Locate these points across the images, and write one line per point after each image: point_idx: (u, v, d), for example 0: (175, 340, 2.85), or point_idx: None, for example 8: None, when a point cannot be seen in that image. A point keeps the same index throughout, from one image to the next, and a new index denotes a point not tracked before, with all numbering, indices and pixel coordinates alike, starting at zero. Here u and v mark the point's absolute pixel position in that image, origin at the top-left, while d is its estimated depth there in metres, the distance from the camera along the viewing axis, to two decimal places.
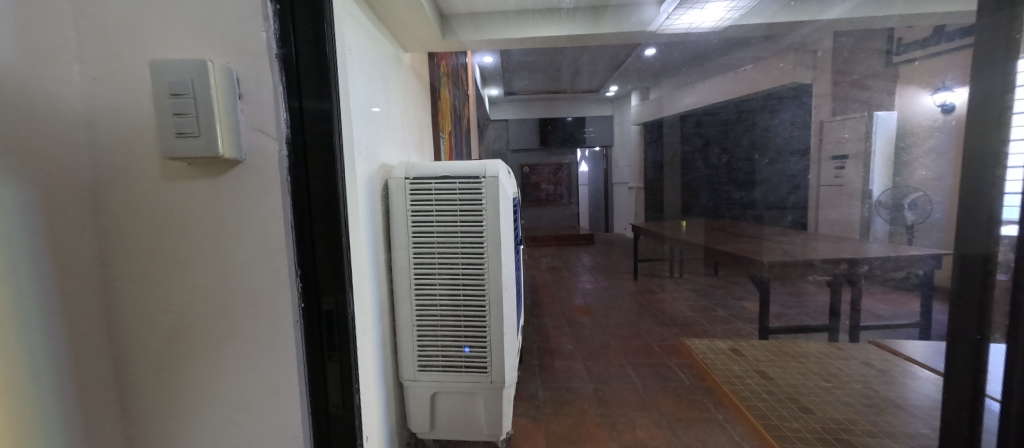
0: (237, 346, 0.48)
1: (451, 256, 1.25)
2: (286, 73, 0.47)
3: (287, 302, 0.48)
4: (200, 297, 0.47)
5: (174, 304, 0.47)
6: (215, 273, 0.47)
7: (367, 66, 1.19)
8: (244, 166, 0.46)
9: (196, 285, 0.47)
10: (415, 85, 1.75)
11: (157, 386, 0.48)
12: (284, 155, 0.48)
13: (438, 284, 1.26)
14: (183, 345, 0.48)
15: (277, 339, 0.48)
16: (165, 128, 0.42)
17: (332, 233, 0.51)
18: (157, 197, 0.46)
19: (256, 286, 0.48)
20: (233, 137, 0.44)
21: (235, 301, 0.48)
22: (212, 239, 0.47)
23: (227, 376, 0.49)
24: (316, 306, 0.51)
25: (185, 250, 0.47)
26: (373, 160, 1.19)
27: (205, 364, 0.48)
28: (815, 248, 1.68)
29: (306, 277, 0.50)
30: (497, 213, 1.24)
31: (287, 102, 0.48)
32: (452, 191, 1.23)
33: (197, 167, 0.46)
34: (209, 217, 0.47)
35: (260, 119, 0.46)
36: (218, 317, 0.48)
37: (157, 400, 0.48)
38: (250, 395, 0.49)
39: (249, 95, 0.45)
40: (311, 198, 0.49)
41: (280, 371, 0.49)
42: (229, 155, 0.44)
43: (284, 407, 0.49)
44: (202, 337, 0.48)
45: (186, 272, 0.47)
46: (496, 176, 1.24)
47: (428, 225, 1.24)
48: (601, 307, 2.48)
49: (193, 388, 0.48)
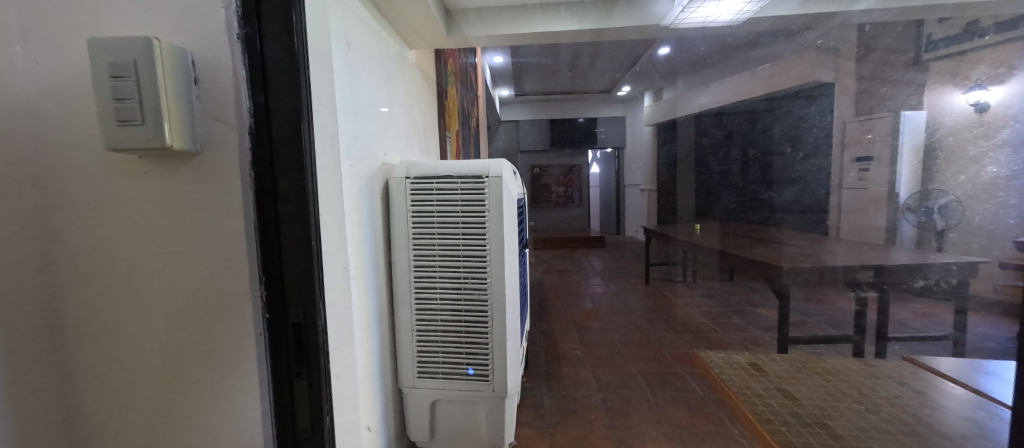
0: (197, 354, 0.43)
1: (452, 258, 1.19)
2: (252, 52, 0.42)
3: (252, 309, 0.44)
4: (161, 304, 0.43)
5: (135, 325, 0.42)
6: (180, 288, 0.43)
7: (367, 63, 1.14)
8: (205, 162, 0.41)
9: (159, 303, 0.43)
10: (420, 84, 1.71)
11: (113, 408, 0.43)
12: (246, 147, 0.42)
13: (438, 289, 1.21)
14: (145, 363, 0.43)
15: (241, 347, 0.44)
16: (105, 116, 0.37)
17: (303, 234, 0.45)
18: (108, 190, 0.41)
19: (217, 289, 0.43)
20: (184, 127, 0.39)
21: (195, 305, 0.43)
22: (176, 252, 0.42)
23: (185, 387, 0.44)
24: (282, 317, 0.45)
25: (145, 262, 0.42)
26: (373, 160, 1.14)
27: (162, 374, 0.43)
28: (840, 254, 1.57)
29: (272, 284, 0.45)
30: (500, 214, 1.18)
31: (251, 94, 0.42)
32: (454, 192, 1.18)
33: (149, 160, 0.41)
34: (164, 210, 0.42)
35: (219, 108, 0.41)
36: (176, 323, 0.43)
37: (115, 424, 0.43)
38: (210, 409, 0.44)
39: (208, 82, 0.41)
40: (277, 197, 0.44)
41: (244, 382, 0.44)
42: (180, 147, 0.39)
43: (248, 423, 0.45)
44: (163, 350, 0.43)
45: (145, 288, 0.42)
46: (500, 176, 1.18)
47: (430, 226, 1.19)
48: (611, 313, 2.39)
49: (156, 416, 0.44)
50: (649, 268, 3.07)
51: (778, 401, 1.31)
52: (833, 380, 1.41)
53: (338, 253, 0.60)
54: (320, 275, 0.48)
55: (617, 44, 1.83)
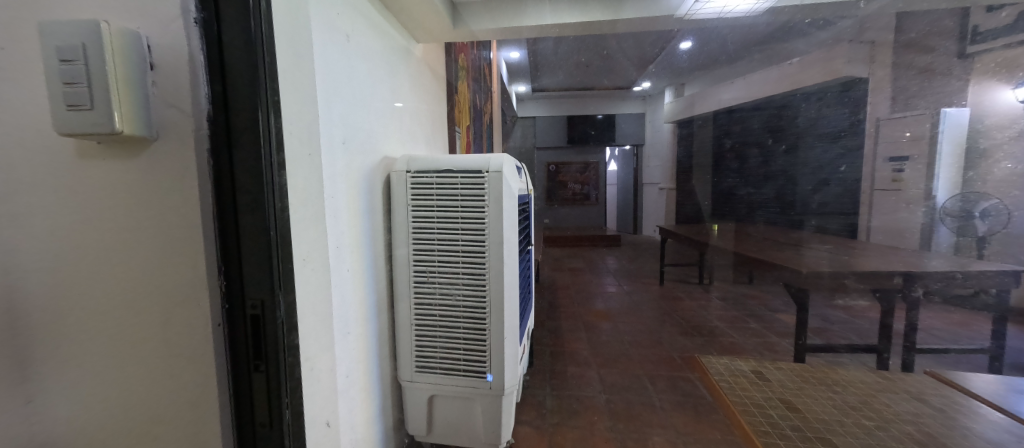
0: (154, 344, 0.44)
1: (452, 253, 1.18)
2: (210, 35, 0.41)
3: (210, 299, 0.44)
4: (117, 294, 0.43)
5: (102, 353, 0.44)
6: (145, 318, 0.44)
7: (369, 58, 1.14)
8: (165, 188, 0.42)
9: (125, 336, 0.44)
10: (428, 79, 1.70)
11: (69, 398, 0.44)
12: (203, 134, 0.42)
13: (436, 283, 1.20)
14: (102, 353, 0.44)
15: (198, 338, 0.44)
16: (55, 99, 0.38)
17: (264, 225, 0.44)
18: (66, 179, 0.42)
19: (174, 280, 0.43)
20: (137, 112, 0.39)
21: (151, 295, 0.43)
22: (141, 286, 0.43)
23: (145, 376, 0.44)
24: (241, 308, 0.44)
25: (109, 292, 0.43)
26: (373, 155, 1.14)
27: (120, 363, 0.44)
28: (863, 259, 1.48)
29: (232, 278, 0.44)
30: (500, 210, 1.16)
31: (209, 82, 0.42)
32: (454, 186, 1.17)
33: (106, 146, 0.41)
34: (121, 201, 0.42)
35: (175, 94, 0.41)
36: (133, 314, 0.43)
37: (71, 413, 0.44)
38: (170, 398, 0.45)
39: (164, 66, 0.41)
40: (235, 188, 0.43)
41: (201, 371, 0.45)
42: (130, 132, 0.39)
43: (206, 412, 0.45)
44: (120, 340, 0.44)
45: (100, 280, 0.43)
46: (500, 171, 1.16)
47: (428, 220, 1.19)
48: (622, 313, 2.34)
49: (114, 405, 0.44)
50: (665, 268, 2.99)
51: (780, 413, 1.23)
52: (842, 393, 1.33)
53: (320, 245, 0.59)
54: (285, 266, 0.46)
55: (632, 38, 1.77)
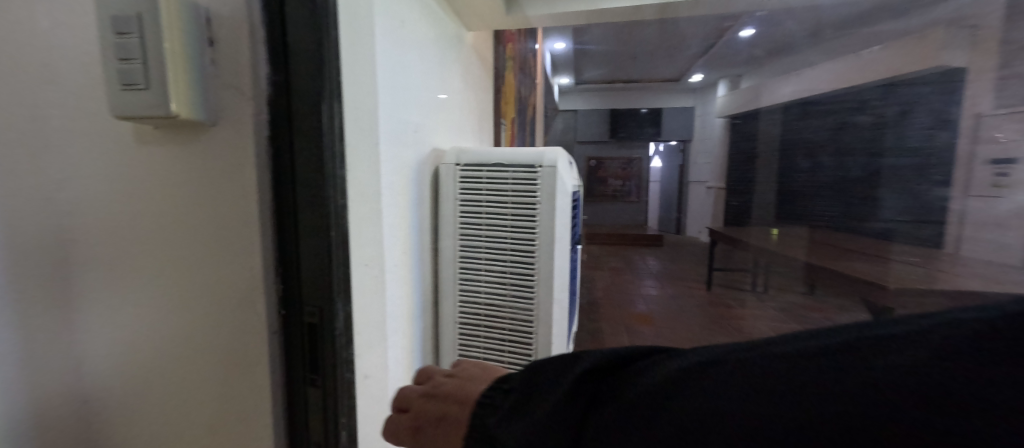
0: (209, 345, 0.42)
1: (501, 251, 1.13)
2: (274, 8, 0.37)
3: (263, 302, 0.40)
4: (172, 290, 0.42)
5: (162, 346, 0.43)
6: (203, 339, 0.42)
7: (422, 45, 1.09)
8: (218, 202, 0.39)
9: (182, 337, 0.42)
10: (476, 68, 1.65)
11: (139, 386, 0.45)
12: (264, 119, 0.38)
13: (482, 281, 1.16)
14: (163, 347, 0.43)
15: (250, 343, 0.41)
16: (109, 79, 0.34)
17: (324, 223, 0.39)
18: (128, 167, 0.40)
19: (224, 281, 0.40)
20: (194, 94, 0.35)
21: (204, 294, 0.41)
22: (197, 308, 0.41)
23: (201, 375, 0.43)
24: (298, 314, 0.41)
25: (167, 287, 0.42)
26: (423, 146, 1.11)
27: (177, 359, 0.43)
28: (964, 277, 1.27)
29: (290, 282, 0.40)
30: (553, 208, 1.09)
31: (271, 62, 0.38)
32: (505, 181, 1.11)
33: (163, 132, 0.39)
34: (177, 193, 0.40)
35: (235, 73, 0.37)
36: (187, 312, 0.42)
37: (141, 401, 0.45)
38: (222, 401, 0.43)
39: (225, 44, 0.37)
40: (296, 183, 0.39)
41: (253, 378, 0.41)
42: (187, 116, 0.35)
43: (256, 422, 0.42)
44: (178, 336, 0.42)
45: (160, 275, 0.42)
46: (554, 166, 1.08)
47: (478, 217, 1.14)
48: (666, 319, 2.20)
49: (176, 400, 0.44)
50: (714, 273, 2.78)
51: None
52: None
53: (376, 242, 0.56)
54: (344, 269, 0.42)
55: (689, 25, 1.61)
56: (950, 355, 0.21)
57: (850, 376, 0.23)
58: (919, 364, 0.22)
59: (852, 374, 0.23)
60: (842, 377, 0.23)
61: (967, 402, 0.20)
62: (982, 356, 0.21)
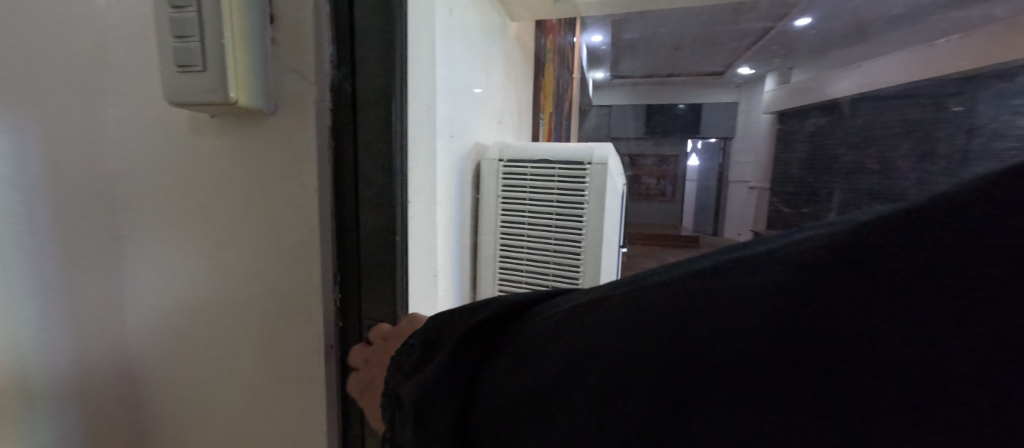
0: (265, 331, 0.44)
1: (544, 251, 1.09)
2: (343, 7, 0.38)
3: (322, 288, 0.42)
4: (233, 277, 0.44)
5: (224, 328, 0.46)
6: (260, 324, 0.44)
7: (469, 35, 1.05)
8: (281, 202, 0.40)
9: (241, 320, 0.45)
10: (518, 60, 1.59)
11: (201, 362, 0.48)
12: (327, 106, 0.38)
13: (522, 281, 1.11)
14: (224, 329, 0.46)
15: (309, 330, 0.43)
16: (165, 59, 0.34)
17: (387, 219, 0.41)
18: (193, 153, 0.42)
19: (284, 271, 0.42)
20: (255, 81, 0.35)
21: (265, 282, 0.43)
22: (257, 293, 0.43)
23: (258, 359, 0.45)
24: (355, 297, 0.43)
25: (229, 272, 0.44)
26: (467, 140, 1.06)
27: (235, 342, 0.46)
28: None
29: (352, 274, 0.42)
30: (601, 207, 1.03)
31: (336, 49, 0.38)
32: (551, 178, 1.06)
33: (222, 119, 0.40)
34: (239, 182, 0.41)
35: (297, 58, 0.37)
36: (249, 297, 0.44)
37: (201, 377, 0.49)
38: (276, 383, 0.45)
39: (287, 35, 0.37)
40: (359, 172, 0.40)
41: (310, 364, 0.43)
42: (246, 103, 0.35)
43: (310, 404, 0.45)
44: (240, 319, 0.45)
45: (222, 261, 0.44)
46: (605, 163, 1.02)
47: (520, 215, 1.10)
48: None
49: (232, 379, 0.47)
50: None
51: None
52: None
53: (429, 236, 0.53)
54: (402, 257, 0.42)
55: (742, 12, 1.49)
56: (871, 251, 0.16)
57: (750, 295, 0.19)
58: (833, 275, 0.17)
59: (752, 292, 0.19)
60: (744, 298, 0.19)
61: (901, 320, 0.15)
62: (921, 248, 0.15)
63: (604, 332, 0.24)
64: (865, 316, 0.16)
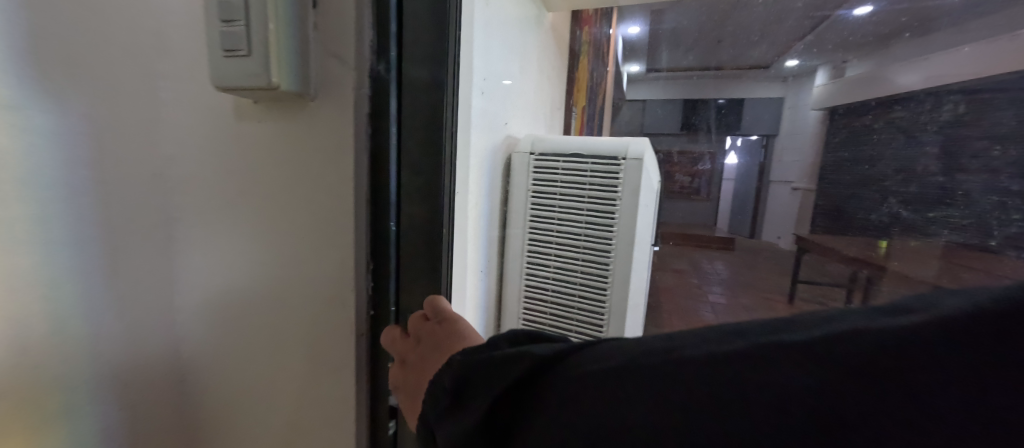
0: (296, 315, 0.45)
1: (572, 247, 1.07)
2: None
3: (353, 276, 0.42)
4: (267, 260, 0.45)
5: (258, 311, 0.48)
6: (291, 308, 0.45)
7: (504, 26, 1.03)
8: (321, 192, 0.40)
9: (275, 303, 0.46)
10: (553, 52, 1.56)
11: (235, 342, 0.50)
12: (365, 93, 0.38)
13: (551, 278, 1.10)
14: (257, 311, 0.47)
15: (336, 317, 0.43)
16: (212, 40, 0.35)
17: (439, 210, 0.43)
18: (233, 140, 0.43)
19: (314, 257, 0.43)
20: (297, 65, 0.36)
21: (298, 267, 0.44)
22: (290, 277, 0.44)
23: (287, 343, 0.47)
24: (386, 286, 0.43)
25: (264, 256, 0.45)
26: (499, 133, 1.05)
27: (268, 325, 0.47)
28: None
29: (394, 261, 0.43)
30: (635, 204, 1.00)
31: (375, 34, 0.38)
32: (584, 172, 1.04)
33: (264, 105, 0.41)
34: (276, 168, 0.42)
35: (337, 44, 0.37)
36: (281, 280, 0.45)
37: (235, 356, 0.51)
38: (305, 368, 0.46)
39: (330, 18, 0.37)
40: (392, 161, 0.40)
41: (337, 351, 0.44)
42: (286, 87, 0.35)
43: (337, 390, 0.45)
44: (272, 302, 0.46)
45: (257, 244, 0.45)
46: (640, 159, 0.99)
47: (550, 209, 1.08)
48: None
49: (263, 359, 0.49)
50: None
51: None
52: None
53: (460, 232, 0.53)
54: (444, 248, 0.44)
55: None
56: (941, 327, 0.17)
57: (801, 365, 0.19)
58: (901, 344, 0.18)
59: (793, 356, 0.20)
60: (800, 364, 0.19)
61: (966, 373, 0.16)
62: (988, 323, 0.16)
63: (636, 372, 0.23)
64: (927, 385, 0.16)
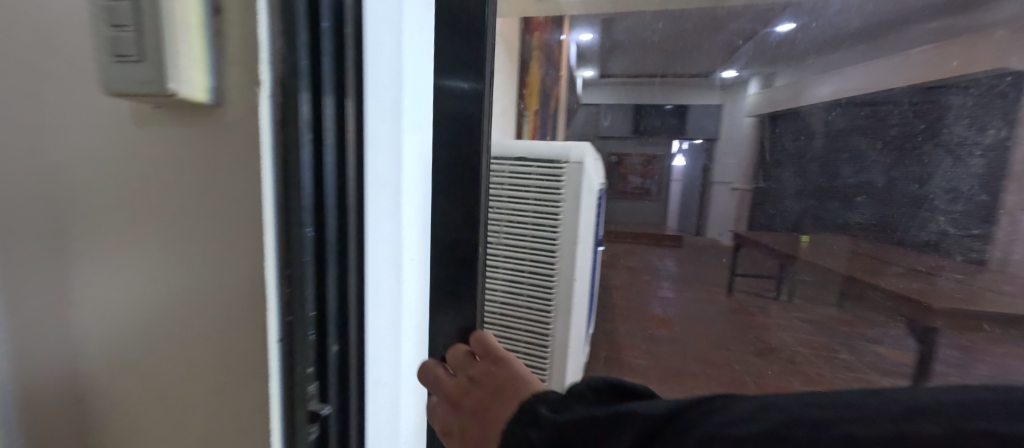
0: (207, 332, 0.44)
1: (519, 250, 1.10)
2: (324, 5, 0.40)
3: (265, 288, 0.40)
4: (172, 274, 0.43)
5: (166, 328, 0.45)
6: (200, 323, 0.44)
7: None
8: (229, 198, 0.40)
9: (185, 319, 0.44)
10: (502, 57, 1.60)
11: (139, 363, 0.47)
12: (271, 99, 0.38)
13: (500, 278, 1.12)
14: (165, 329, 0.45)
15: (248, 332, 0.42)
16: (103, 48, 0.35)
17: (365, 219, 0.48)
18: (134, 150, 0.42)
19: (225, 270, 0.41)
20: (196, 71, 0.35)
21: (206, 281, 0.42)
22: (200, 292, 0.43)
23: (197, 362, 0.45)
24: (301, 295, 0.43)
25: (171, 269, 0.43)
26: None
27: (177, 343, 0.45)
28: (996, 297, 1.23)
29: (319, 266, 0.45)
30: (578, 206, 1.05)
31: (281, 40, 0.37)
32: (529, 176, 1.07)
33: (167, 111, 0.39)
34: (180, 177, 0.41)
35: (240, 49, 0.36)
36: (190, 295, 0.43)
37: (141, 379, 0.48)
38: (217, 389, 0.44)
39: (229, 15, 0.36)
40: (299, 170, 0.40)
41: (250, 369, 0.43)
42: (182, 94, 0.35)
43: (250, 410, 0.44)
44: (180, 319, 0.44)
45: (164, 259, 0.43)
46: (581, 163, 1.04)
47: (499, 212, 1.10)
48: (683, 323, 2.19)
49: (173, 380, 0.46)
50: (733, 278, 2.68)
51: None
52: None
53: (387, 245, 0.55)
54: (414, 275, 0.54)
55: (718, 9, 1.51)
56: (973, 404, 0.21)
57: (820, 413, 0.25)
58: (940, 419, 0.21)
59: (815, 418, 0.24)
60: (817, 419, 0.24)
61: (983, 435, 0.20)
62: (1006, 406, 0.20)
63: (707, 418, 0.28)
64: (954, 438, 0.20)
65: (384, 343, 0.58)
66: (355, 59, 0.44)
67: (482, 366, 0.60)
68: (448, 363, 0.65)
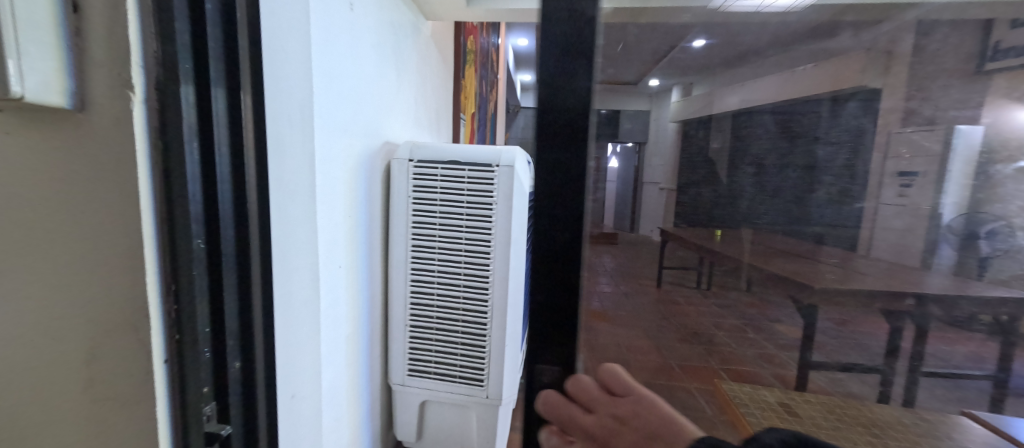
0: (77, 350, 0.41)
1: (454, 252, 1.10)
2: (211, 28, 0.44)
3: (150, 298, 0.40)
4: (32, 292, 0.41)
5: (26, 352, 0.42)
6: (69, 343, 0.41)
7: (374, 31, 1.02)
8: (105, 210, 0.39)
9: (49, 339, 0.41)
10: (436, 61, 1.60)
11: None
12: (148, 110, 0.38)
13: (435, 283, 1.12)
14: (23, 354, 0.42)
15: (127, 345, 0.40)
16: None
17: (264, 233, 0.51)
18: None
19: (96, 282, 0.39)
20: (51, 75, 0.35)
21: (73, 294, 0.40)
22: (70, 308, 0.40)
23: (66, 386, 0.42)
24: (189, 307, 0.42)
25: (35, 287, 0.41)
26: (373, 139, 1.04)
27: (36, 367, 0.42)
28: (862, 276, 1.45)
29: (214, 278, 0.45)
30: (509, 208, 1.07)
31: (161, 51, 0.39)
32: (461, 179, 1.08)
33: (27, 117, 0.38)
34: (47, 188, 0.39)
35: (108, 55, 0.37)
36: (51, 312, 0.41)
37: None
38: (91, 411, 0.42)
39: (97, 36, 0.37)
40: (180, 180, 0.40)
41: (135, 383, 0.41)
42: (34, 98, 0.34)
43: (140, 427, 0.41)
44: (43, 340, 0.41)
45: (22, 276, 0.41)
46: (511, 166, 1.07)
47: (432, 215, 1.10)
48: None
49: (30, 406, 0.43)
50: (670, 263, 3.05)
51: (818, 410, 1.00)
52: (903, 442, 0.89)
53: (285, 259, 0.59)
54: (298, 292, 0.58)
55: None
56: None
57: None
58: None
59: None
60: None
61: None
62: None
63: None
64: None
65: (291, 354, 0.60)
66: (250, 85, 0.48)
67: (632, 402, 0.49)
68: (577, 397, 0.50)
